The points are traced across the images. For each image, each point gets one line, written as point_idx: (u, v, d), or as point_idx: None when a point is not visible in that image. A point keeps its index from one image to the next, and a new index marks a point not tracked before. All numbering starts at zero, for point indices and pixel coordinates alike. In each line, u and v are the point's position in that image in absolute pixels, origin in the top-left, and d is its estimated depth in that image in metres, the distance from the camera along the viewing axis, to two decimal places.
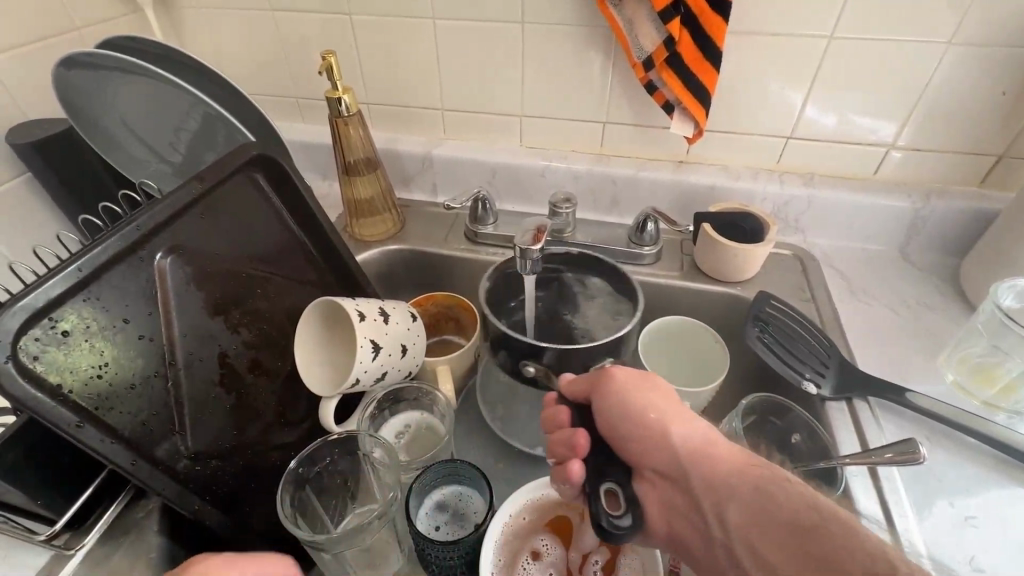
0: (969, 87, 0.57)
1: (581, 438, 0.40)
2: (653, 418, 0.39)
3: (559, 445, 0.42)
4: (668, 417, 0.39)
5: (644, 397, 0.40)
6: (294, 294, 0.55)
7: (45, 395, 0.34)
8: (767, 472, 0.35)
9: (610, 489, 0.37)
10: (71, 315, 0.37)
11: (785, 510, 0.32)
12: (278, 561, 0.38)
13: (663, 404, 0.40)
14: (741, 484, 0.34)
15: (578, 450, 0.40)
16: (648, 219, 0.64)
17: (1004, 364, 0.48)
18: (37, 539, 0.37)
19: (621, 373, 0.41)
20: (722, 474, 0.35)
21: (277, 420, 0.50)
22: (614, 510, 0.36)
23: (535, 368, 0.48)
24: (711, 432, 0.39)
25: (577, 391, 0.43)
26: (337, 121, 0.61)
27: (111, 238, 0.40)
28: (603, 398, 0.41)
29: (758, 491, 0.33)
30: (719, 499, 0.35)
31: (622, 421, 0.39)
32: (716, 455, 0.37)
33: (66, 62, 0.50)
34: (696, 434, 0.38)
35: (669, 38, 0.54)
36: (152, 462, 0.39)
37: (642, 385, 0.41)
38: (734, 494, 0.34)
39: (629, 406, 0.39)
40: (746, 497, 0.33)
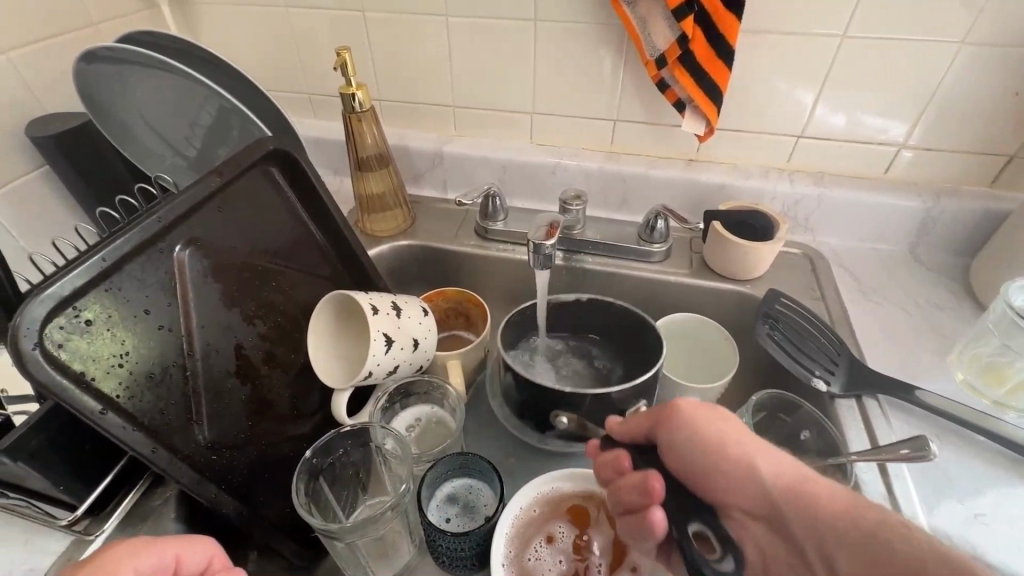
0: (981, 86, 0.57)
1: (655, 482, 0.36)
2: (729, 453, 0.35)
3: (630, 492, 0.38)
4: (748, 451, 0.35)
5: (718, 430, 0.36)
6: (308, 287, 0.55)
7: (69, 382, 0.35)
8: (875, 510, 0.29)
9: (699, 531, 0.34)
10: (94, 304, 0.38)
11: (893, 554, 0.27)
12: (207, 543, 0.36)
13: (740, 437, 0.36)
14: (844, 524, 0.29)
15: (655, 496, 0.36)
16: (658, 217, 0.65)
17: (1014, 364, 0.48)
18: (58, 523, 0.38)
19: (686, 405, 0.38)
20: (820, 514, 0.31)
21: (290, 412, 0.51)
22: (710, 552, 0.33)
23: (568, 419, 0.49)
24: (805, 468, 0.34)
25: (638, 430, 0.41)
26: (351, 117, 0.62)
27: (133, 230, 0.41)
28: (669, 433, 0.38)
29: (863, 535, 0.28)
30: (821, 541, 0.30)
31: (694, 459, 0.36)
32: (813, 492, 0.32)
33: (86, 56, 0.51)
34: (785, 469, 0.34)
35: (682, 35, 0.54)
36: (171, 450, 0.40)
37: (709, 416, 0.38)
38: (836, 536, 0.29)
39: (698, 438, 0.36)
40: (850, 541, 0.29)
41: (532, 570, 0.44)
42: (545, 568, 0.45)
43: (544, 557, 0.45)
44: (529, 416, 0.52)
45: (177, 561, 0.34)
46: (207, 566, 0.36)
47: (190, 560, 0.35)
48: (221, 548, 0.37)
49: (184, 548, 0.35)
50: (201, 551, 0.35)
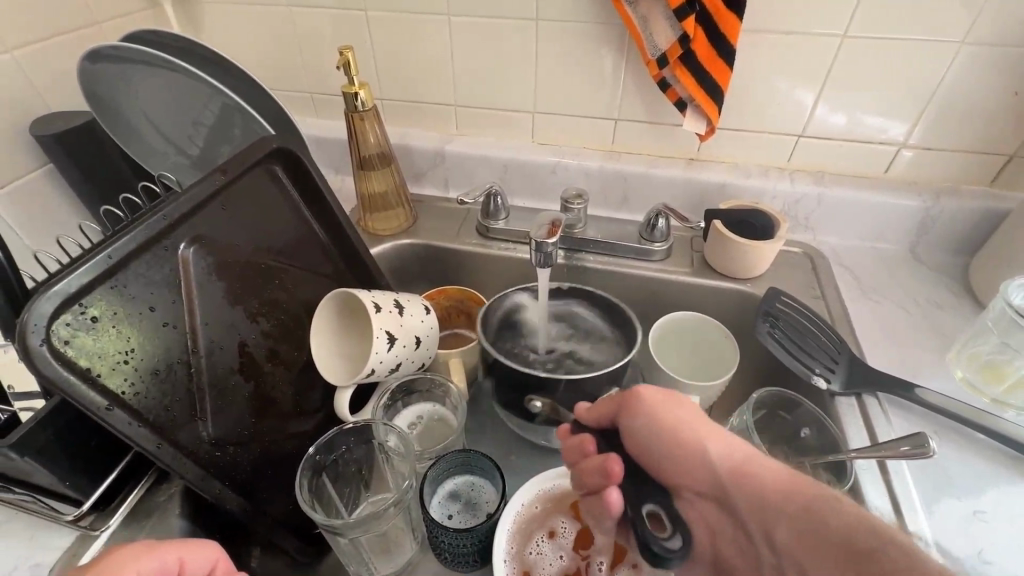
0: (981, 86, 0.57)
1: (615, 464, 0.37)
2: (685, 437, 0.37)
3: (592, 474, 0.39)
4: (702, 435, 0.37)
5: (676, 415, 0.38)
6: (310, 286, 0.56)
7: (76, 378, 0.35)
8: (814, 489, 0.32)
9: (653, 511, 0.34)
10: (100, 302, 0.38)
11: (833, 531, 0.30)
12: (208, 545, 0.36)
13: (695, 421, 0.38)
14: (787, 503, 0.32)
15: (613, 477, 0.37)
16: (659, 215, 0.65)
17: (1013, 362, 0.48)
18: (64, 519, 0.39)
19: (647, 392, 0.39)
20: (765, 493, 0.33)
21: (293, 409, 0.51)
22: (661, 531, 0.33)
23: (543, 403, 0.49)
24: (752, 448, 0.37)
25: (602, 416, 0.41)
26: (353, 116, 0.62)
27: (138, 227, 0.41)
28: (631, 418, 0.39)
29: (805, 516, 0.31)
30: (765, 519, 0.33)
31: (652, 445, 0.37)
32: (758, 472, 0.35)
33: (90, 55, 0.52)
34: (735, 450, 0.36)
35: (684, 35, 0.54)
36: (176, 446, 0.40)
37: (667, 403, 0.39)
38: (779, 514, 0.32)
39: (658, 425, 0.38)
40: (794, 519, 0.31)
41: (533, 564, 0.45)
42: (546, 562, 0.45)
43: (544, 551, 0.46)
44: (506, 400, 0.52)
45: (181, 565, 0.34)
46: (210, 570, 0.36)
47: (193, 564, 0.35)
48: (223, 550, 0.37)
49: (187, 551, 0.35)
50: (204, 554, 0.35)
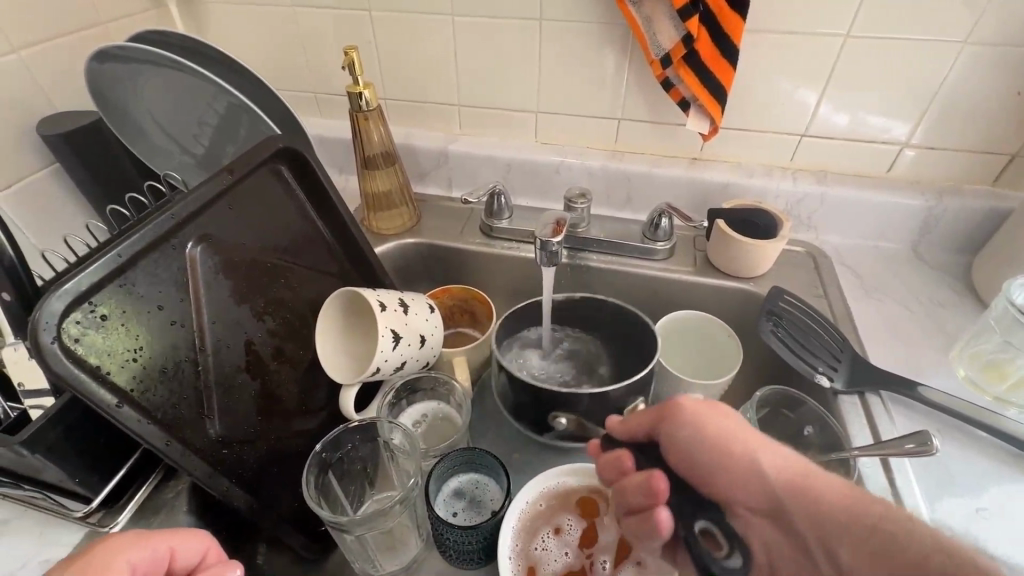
0: (984, 86, 0.57)
1: (659, 480, 0.36)
2: (733, 449, 0.36)
3: (634, 492, 0.38)
4: (751, 447, 0.36)
5: (721, 426, 0.37)
6: (315, 284, 0.56)
7: (86, 376, 0.35)
8: (879, 506, 0.31)
9: (706, 528, 0.34)
10: (109, 300, 0.38)
11: (902, 548, 0.28)
12: (200, 537, 0.36)
13: (743, 432, 0.37)
14: (849, 519, 0.30)
15: (659, 497, 0.36)
16: (662, 215, 0.65)
17: (1015, 360, 0.49)
18: (72, 515, 0.39)
19: (689, 402, 0.38)
20: (824, 508, 0.32)
21: (298, 408, 0.51)
22: (717, 549, 0.33)
23: (567, 420, 0.50)
24: (804, 462, 0.35)
25: (638, 427, 0.40)
26: (358, 116, 0.62)
27: (146, 226, 0.41)
28: (672, 428, 0.38)
29: (872, 533, 0.29)
30: (826, 536, 0.31)
31: (697, 456, 0.36)
32: (815, 486, 0.33)
33: (98, 54, 0.52)
34: (787, 463, 0.35)
35: (687, 35, 0.55)
36: (184, 443, 0.40)
37: (711, 413, 0.38)
38: (841, 531, 0.30)
39: (703, 435, 0.36)
40: (857, 536, 0.30)
41: (538, 559, 0.45)
42: (551, 558, 0.46)
43: (550, 547, 0.46)
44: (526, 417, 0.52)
45: (172, 554, 0.35)
46: (200, 559, 0.37)
47: (184, 553, 0.35)
48: (214, 540, 0.38)
49: (180, 541, 0.35)
50: (195, 544, 0.36)
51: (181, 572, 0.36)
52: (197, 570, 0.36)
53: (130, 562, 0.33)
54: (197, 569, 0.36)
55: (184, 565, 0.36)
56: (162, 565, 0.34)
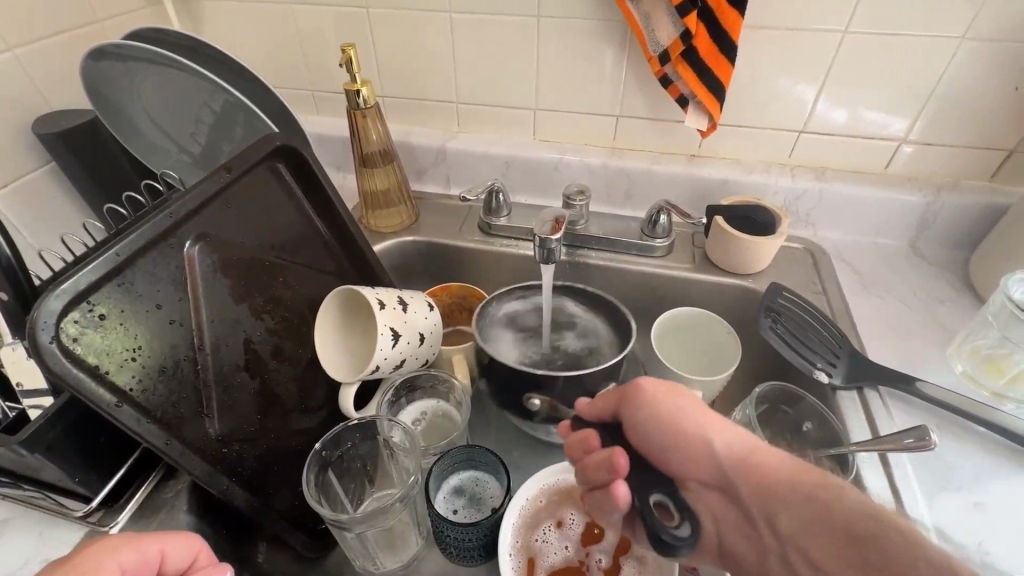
0: (982, 82, 0.57)
1: (620, 457, 0.36)
2: (688, 428, 0.37)
3: (596, 469, 0.38)
4: (705, 426, 0.37)
5: (679, 407, 0.38)
6: (313, 283, 0.56)
7: (85, 375, 0.35)
8: (821, 481, 0.33)
9: (661, 501, 0.35)
10: (107, 299, 0.38)
11: (840, 519, 0.30)
12: (193, 539, 0.36)
13: (700, 413, 0.38)
14: (794, 493, 0.32)
15: (620, 472, 0.36)
16: (661, 211, 0.65)
17: (1012, 356, 0.49)
18: (72, 515, 0.39)
19: (648, 384, 0.39)
20: (771, 483, 0.34)
21: (298, 406, 0.51)
22: (670, 520, 0.34)
23: (541, 401, 0.50)
24: (754, 439, 0.37)
25: (603, 409, 0.41)
26: (355, 113, 0.62)
27: (144, 225, 0.41)
28: (633, 411, 0.39)
29: (813, 505, 0.31)
30: (773, 510, 0.33)
31: (655, 436, 0.37)
32: (764, 462, 0.35)
33: (93, 53, 0.52)
34: (740, 441, 0.36)
35: (686, 32, 0.55)
36: (183, 442, 0.40)
37: (670, 396, 0.39)
38: (788, 505, 0.32)
39: (660, 416, 0.37)
40: (802, 508, 0.32)
41: (538, 551, 0.46)
42: (550, 551, 0.46)
43: (551, 540, 0.47)
44: (503, 400, 0.53)
45: (162, 556, 0.34)
46: (191, 561, 0.36)
47: (174, 555, 0.35)
48: (205, 542, 0.38)
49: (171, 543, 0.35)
50: (186, 547, 0.36)
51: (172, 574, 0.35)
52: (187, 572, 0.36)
53: (119, 563, 0.33)
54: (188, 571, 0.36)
55: (174, 567, 0.35)
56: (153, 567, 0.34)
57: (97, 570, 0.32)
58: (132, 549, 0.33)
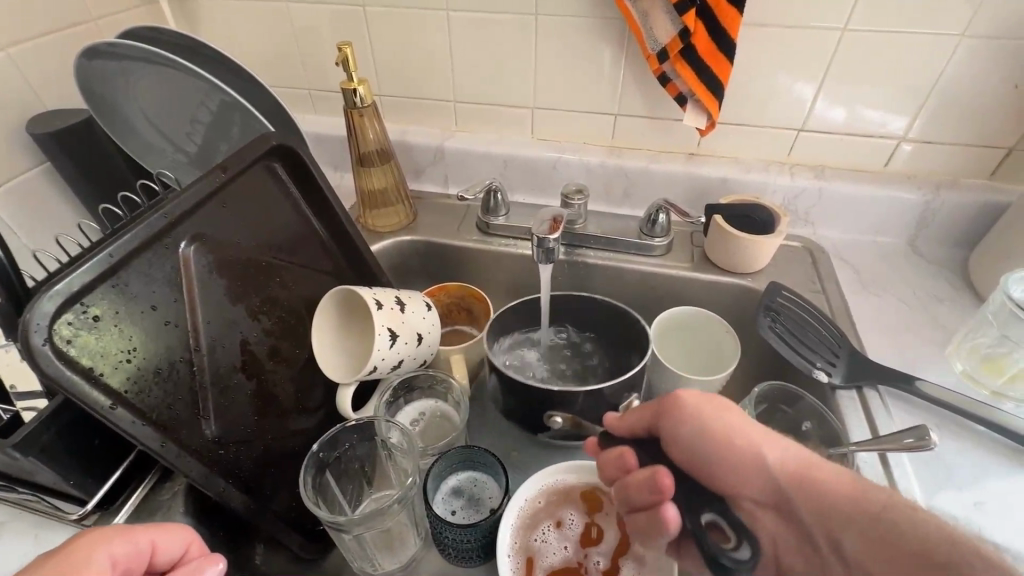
0: (981, 80, 0.57)
1: (665, 477, 0.36)
2: (738, 443, 0.38)
3: (638, 489, 0.38)
4: (755, 441, 0.38)
5: (726, 421, 0.38)
6: (311, 283, 0.55)
7: (78, 377, 0.35)
8: (877, 494, 0.34)
9: (713, 521, 0.35)
10: (101, 301, 0.38)
11: (901, 535, 0.31)
12: (182, 529, 0.36)
13: (747, 427, 0.38)
14: (851, 508, 0.34)
15: (665, 493, 0.36)
16: (659, 211, 0.65)
17: (1011, 355, 0.49)
18: (68, 518, 0.39)
19: (690, 399, 0.39)
20: (829, 500, 0.35)
21: (295, 407, 0.51)
22: (726, 541, 0.34)
23: (562, 419, 0.49)
24: (803, 451, 0.38)
25: (638, 423, 0.41)
26: (352, 112, 0.62)
27: (138, 225, 0.41)
28: (674, 427, 0.39)
29: (873, 521, 0.33)
30: (830, 524, 0.34)
31: (704, 451, 0.38)
32: (816, 477, 0.36)
33: (87, 51, 0.51)
34: (791, 455, 0.37)
35: (684, 30, 0.54)
36: (179, 444, 0.40)
37: (715, 409, 0.39)
38: (845, 520, 0.34)
39: (708, 431, 0.38)
40: (862, 524, 0.33)
41: (536, 551, 0.46)
42: (549, 551, 0.46)
43: (550, 540, 0.47)
44: (521, 419, 0.52)
45: (153, 547, 0.34)
46: (183, 552, 0.37)
47: (165, 547, 0.35)
48: (196, 533, 0.38)
49: (161, 535, 0.35)
50: (176, 537, 0.36)
51: (164, 565, 0.36)
52: (179, 563, 0.36)
53: (110, 556, 0.32)
54: (180, 561, 0.36)
55: (165, 559, 0.35)
56: (145, 557, 0.34)
57: (89, 562, 0.31)
58: (122, 540, 0.33)
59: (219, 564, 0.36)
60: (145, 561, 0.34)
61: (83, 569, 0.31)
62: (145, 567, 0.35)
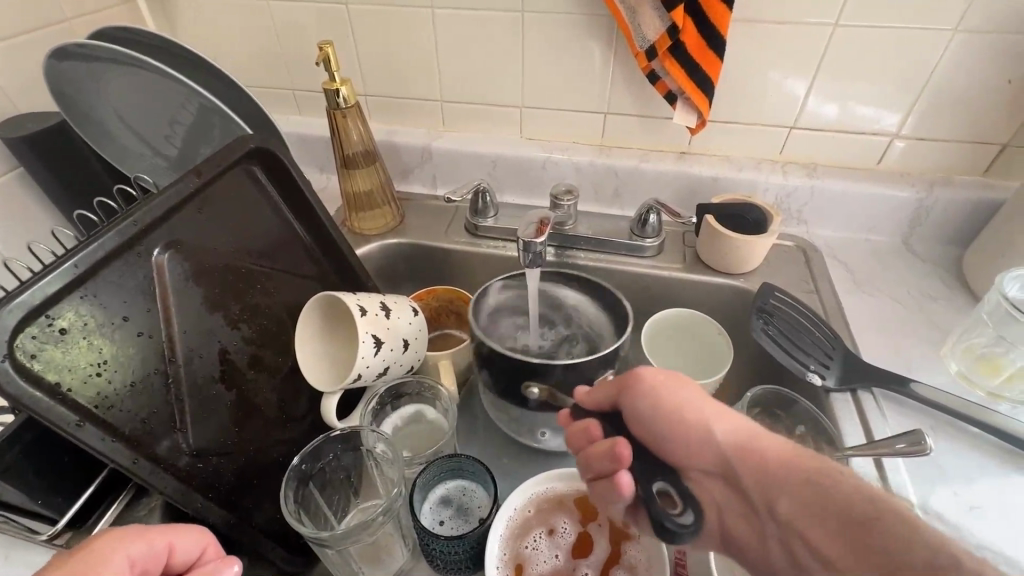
0: (975, 75, 0.56)
1: (624, 447, 0.36)
2: (689, 416, 0.36)
3: (598, 458, 0.37)
4: (707, 414, 0.37)
5: (679, 396, 0.37)
6: (293, 288, 0.54)
7: (43, 394, 0.34)
8: (819, 464, 0.33)
9: (663, 488, 0.34)
10: (69, 312, 0.36)
11: (838, 500, 0.30)
12: (197, 530, 0.36)
13: (700, 402, 0.37)
14: (794, 478, 0.33)
15: (623, 461, 0.36)
16: (650, 210, 0.63)
17: (1008, 354, 0.48)
18: (38, 539, 0.37)
19: (649, 373, 0.38)
20: (772, 467, 0.34)
21: (278, 416, 0.50)
22: (673, 508, 0.33)
23: (540, 389, 0.48)
24: (753, 427, 0.37)
25: (603, 399, 0.40)
26: (335, 113, 0.60)
27: (108, 234, 0.39)
28: (634, 402, 0.38)
29: (813, 488, 0.32)
30: (769, 491, 0.33)
31: (654, 424, 0.37)
32: (764, 448, 0.35)
33: (56, 53, 0.50)
34: (741, 428, 0.36)
35: (673, 26, 0.53)
36: (153, 461, 0.39)
37: (670, 383, 0.38)
38: (785, 487, 0.33)
39: (661, 405, 0.37)
40: (799, 489, 0.32)
41: (528, 559, 0.45)
42: (540, 559, 0.45)
43: (540, 548, 0.46)
44: (502, 390, 0.50)
45: (170, 547, 0.34)
46: (199, 554, 0.36)
47: (181, 547, 0.35)
48: (211, 535, 0.37)
49: (176, 536, 0.35)
50: (192, 538, 0.35)
51: (180, 567, 0.35)
52: (196, 565, 0.36)
53: (127, 557, 0.32)
54: (196, 564, 0.36)
55: (183, 560, 0.35)
56: (160, 560, 0.33)
57: (104, 562, 0.31)
58: (137, 541, 0.32)
59: (234, 566, 0.36)
60: (161, 564, 0.34)
61: (102, 568, 0.31)
62: (162, 568, 0.34)
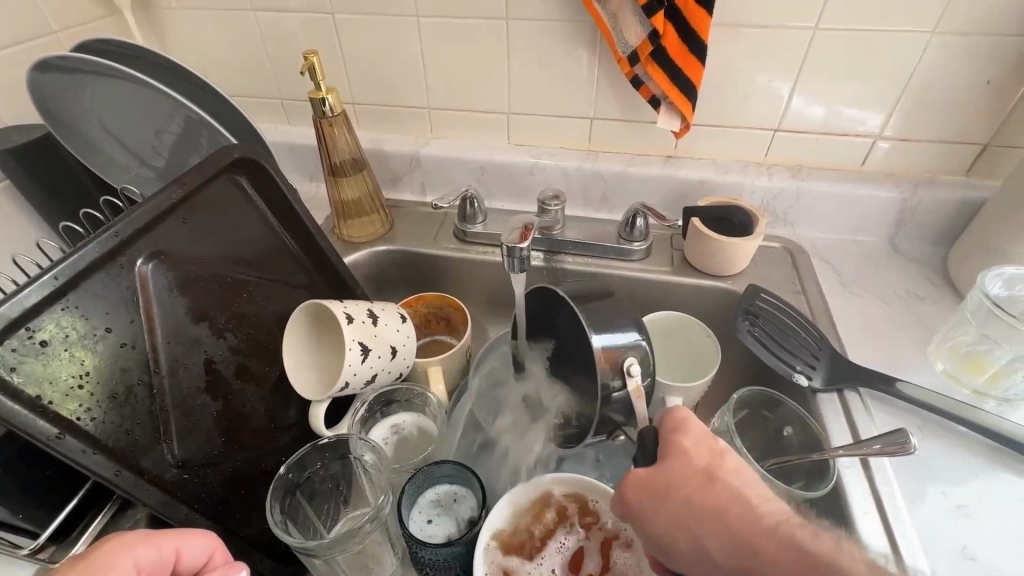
0: (954, 76, 0.57)
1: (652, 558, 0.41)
2: (685, 531, 0.36)
3: None
4: (705, 524, 0.35)
5: (668, 508, 0.36)
6: (281, 297, 0.54)
7: (24, 408, 0.34)
8: None
9: None
10: (49, 324, 0.36)
11: None
12: (207, 536, 0.36)
13: (691, 510, 0.36)
14: None
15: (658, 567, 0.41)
16: (637, 214, 0.64)
17: (992, 352, 0.48)
18: (20, 553, 0.37)
19: (631, 490, 0.38)
20: None
21: (267, 426, 0.49)
22: None
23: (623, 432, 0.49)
24: (762, 526, 0.34)
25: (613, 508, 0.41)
26: (321, 122, 0.60)
27: (89, 245, 0.39)
28: (632, 518, 0.38)
29: None
30: None
31: (657, 540, 0.37)
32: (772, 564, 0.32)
33: (38, 65, 0.49)
34: (742, 534, 0.34)
35: (653, 32, 0.53)
36: (137, 472, 0.38)
37: (653, 494, 0.37)
38: None
39: (653, 522, 0.37)
40: None
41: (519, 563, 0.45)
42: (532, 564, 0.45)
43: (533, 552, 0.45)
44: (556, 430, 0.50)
45: (177, 554, 0.34)
46: (206, 561, 0.36)
47: (189, 553, 0.35)
48: (220, 539, 0.37)
49: (184, 541, 0.35)
50: (200, 545, 0.35)
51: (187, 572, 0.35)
52: (203, 571, 0.36)
53: (135, 561, 0.32)
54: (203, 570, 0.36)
55: (191, 564, 0.35)
56: (168, 565, 0.34)
57: (113, 567, 0.31)
58: (145, 547, 0.33)
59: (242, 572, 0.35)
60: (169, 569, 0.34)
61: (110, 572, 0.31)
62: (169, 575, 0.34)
